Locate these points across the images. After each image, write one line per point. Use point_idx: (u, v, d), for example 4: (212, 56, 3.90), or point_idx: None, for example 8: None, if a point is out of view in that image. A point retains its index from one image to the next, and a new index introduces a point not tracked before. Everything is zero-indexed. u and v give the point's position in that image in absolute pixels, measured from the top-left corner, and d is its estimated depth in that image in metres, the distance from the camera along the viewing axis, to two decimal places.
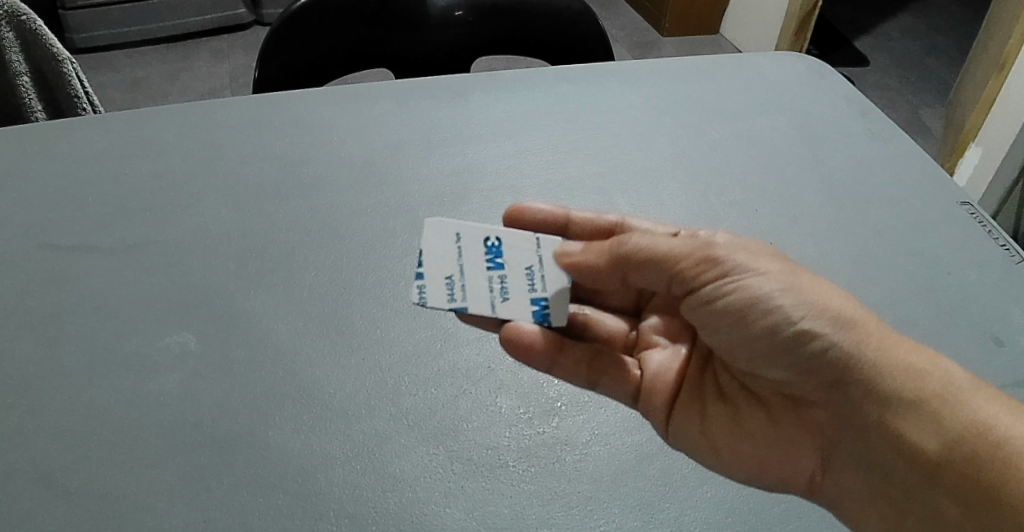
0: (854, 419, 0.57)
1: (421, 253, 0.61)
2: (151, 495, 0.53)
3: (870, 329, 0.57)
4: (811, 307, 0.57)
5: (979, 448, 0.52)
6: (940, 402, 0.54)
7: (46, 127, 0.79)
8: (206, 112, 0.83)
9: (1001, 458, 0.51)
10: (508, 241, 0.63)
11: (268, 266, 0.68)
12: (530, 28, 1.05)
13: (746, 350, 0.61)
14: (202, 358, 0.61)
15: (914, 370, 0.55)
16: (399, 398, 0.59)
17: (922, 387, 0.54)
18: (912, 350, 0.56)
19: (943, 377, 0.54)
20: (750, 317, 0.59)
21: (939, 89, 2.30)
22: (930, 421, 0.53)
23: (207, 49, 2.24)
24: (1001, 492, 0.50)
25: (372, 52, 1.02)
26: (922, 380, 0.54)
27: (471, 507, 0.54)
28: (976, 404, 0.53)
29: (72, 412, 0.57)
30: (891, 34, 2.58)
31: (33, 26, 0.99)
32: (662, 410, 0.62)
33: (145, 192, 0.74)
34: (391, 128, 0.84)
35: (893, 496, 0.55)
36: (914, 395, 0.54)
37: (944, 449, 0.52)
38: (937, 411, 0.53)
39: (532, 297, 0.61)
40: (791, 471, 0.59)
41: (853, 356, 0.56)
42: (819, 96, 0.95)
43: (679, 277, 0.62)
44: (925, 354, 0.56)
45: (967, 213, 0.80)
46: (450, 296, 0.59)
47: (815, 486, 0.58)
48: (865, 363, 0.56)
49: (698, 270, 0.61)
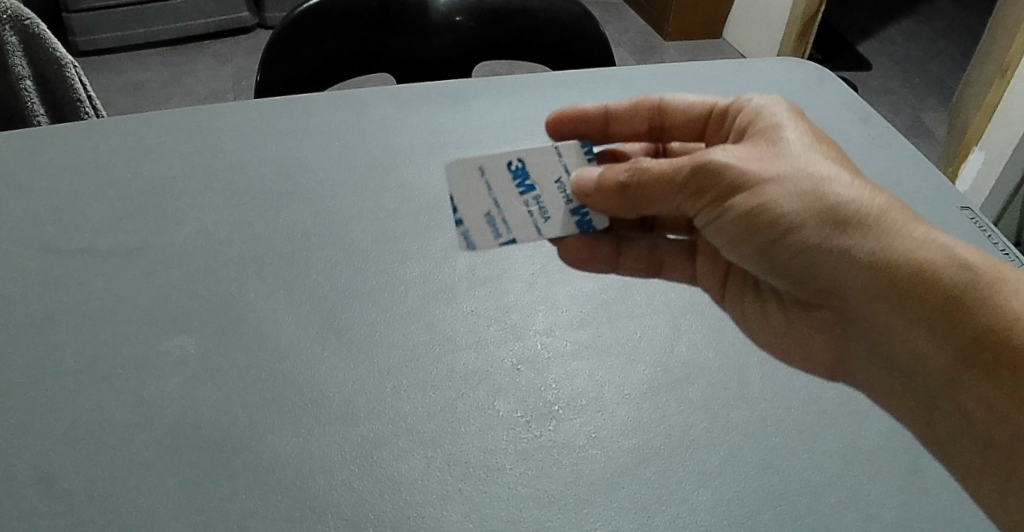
0: (864, 314, 0.60)
1: (454, 199, 0.64)
2: (150, 497, 0.54)
3: (873, 230, 0.58)
4: (808, 209, 0.59)
5: (992, 338, 0.54)
6: (949, 296, 0.56)
7: (49, 131, 0.80)
8: (208, 116, 0.84)
9: (1003, 349, 0.53)
10: (532, 158, 0.65)
11: (269, 270, 0.69)
12: (532, 33, 1.05)
13: (757, 257, 0.64)
14: (202, 361, 0.61)
15: (918, 254, 0.57)
16: (397, 402, 0.60)
17: (927, 275, 0.56)
18: (914, 243, 0.57)
19: (952, 267, 0.56)
20: (755, 228, 0.62)
21: (941, 93, 2.30)
22: (940, 318, 0.56)
23: (212, 53, 2.25)
24: (1005, 381, 0.53)
25: (374, 57, 1.03)
26: (929, 274, 0.56)
27: (468, 509, 0.54)
28: (987, 297, 0.55)
29: (72, 415, 0.57)
30: (894, 39, 2.58)
31: (37, 30, 1.00)
32: (715, 294, 0.71)
33: (147, 196, 0.75)
34: (392, 133, 0.85)
35: (914, 388, 0.59)
36: (921, 290, 0.56)
37: (954, 341, 0.55)
38: (942, 305, 0.56)
39: (569, 208, 0.67)
40: (814, 365, 0.65)
41: (856, 258, 0.58)
42: (820, 102, 0.96)
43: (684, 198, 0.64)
44: (928, 240, 0.58)
45: (967, 219, 0.81)
46: (495, 232, 0.65)
47: (839, 372, 0.64)
48: (864, 263, 0.58)
49: (698, 191, 0.63)
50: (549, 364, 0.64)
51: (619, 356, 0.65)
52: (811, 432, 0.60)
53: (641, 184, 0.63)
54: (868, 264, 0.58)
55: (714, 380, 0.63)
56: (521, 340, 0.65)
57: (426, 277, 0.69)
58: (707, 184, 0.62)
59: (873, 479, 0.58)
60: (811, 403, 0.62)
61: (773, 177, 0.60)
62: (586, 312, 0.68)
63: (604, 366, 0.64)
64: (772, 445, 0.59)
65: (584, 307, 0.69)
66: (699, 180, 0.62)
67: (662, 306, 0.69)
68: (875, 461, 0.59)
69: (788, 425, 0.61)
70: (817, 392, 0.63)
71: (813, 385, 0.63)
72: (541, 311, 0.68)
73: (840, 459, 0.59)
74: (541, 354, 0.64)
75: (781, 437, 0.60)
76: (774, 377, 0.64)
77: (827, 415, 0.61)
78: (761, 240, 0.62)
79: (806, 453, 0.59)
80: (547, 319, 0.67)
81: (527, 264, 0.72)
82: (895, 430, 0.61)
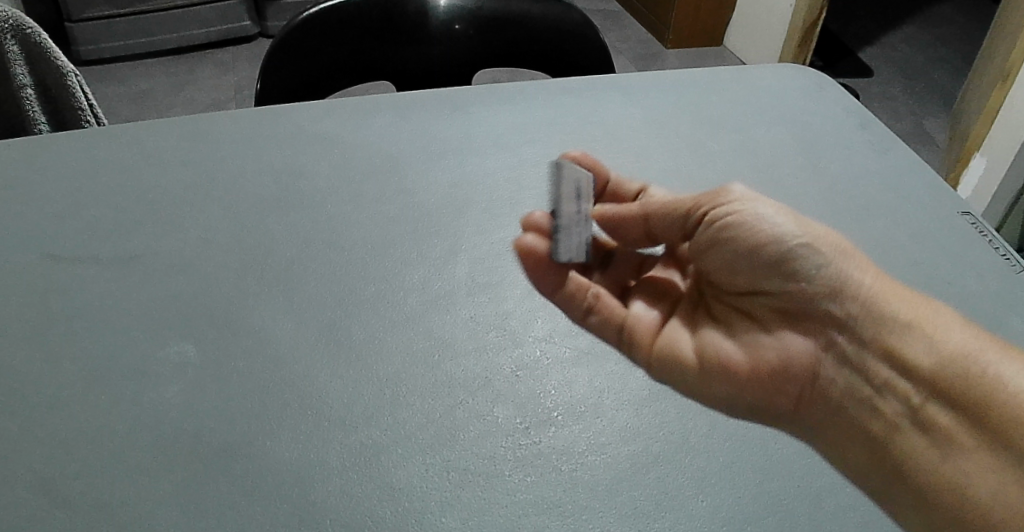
0: (856, 335, 0.61)
1: (552, 300, 0.66)
2: (147, 503, 0.53)
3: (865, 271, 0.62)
4: (819, 235, 0.63)
5: (969, 380, 0.57)
6: (932, 328, 0.60)
7: (50, 139, 0.80)
8: (209, 124, 0.84)
9: (987, 399, 0.56)
10: (531, 221, 0.67)
11: (269, 277, 0.69)
12: (532, 40, 1.06)
13: (751, 274, 0.66)
14: (201, 368, 0.61)
15: (902, 298, 0.62)
16: (396, 409, 0.60)
17: (914, 320, 0.60)
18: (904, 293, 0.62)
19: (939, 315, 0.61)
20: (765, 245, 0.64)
21: (942, 99, 2.30)
22: (926, 343, 0.59)
23: (214, 62, 2.26)
24: (986, 416, 0.55)
25: (374, 65, 1.03)
26: (913, 324, 0.60)
27: (467, 516, 0.54)
28: (976, 349, 0.58)
29: (71, 422, 0.57)
30: (894, 45, 2.58)
31: (38, 39, 1.01)
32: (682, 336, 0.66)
33: (147, 204, 0.75)
34: (392, 140, 0.85)
35: (872, 433, 0.58)
36: (909, 321, 0.60)
37: (941, 368, 0.58)
38: (933, 337, 0.59)
39: (576, 200, 0.67)
40: (771, 400, 0.62)
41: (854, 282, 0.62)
42: (820, 108, 0.96)
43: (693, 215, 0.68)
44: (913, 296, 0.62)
45: (968, 224, 0.81)
46: (580, 254, 0.66)
47: (795, 412, 0.61)
48: (865, 288, 0.61)
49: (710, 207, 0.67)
50: (548, 371, 0.64)
51: (619, 363, 0.65)
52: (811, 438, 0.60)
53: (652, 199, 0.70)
54: (869, 289, 0.62)
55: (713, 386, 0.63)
56: (520, 346, 0.65)
57: (424, 284, 0.69)
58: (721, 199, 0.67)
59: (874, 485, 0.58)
60: None
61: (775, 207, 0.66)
62: None
63: (604, 373, 0.64)
64: (773, 451, 0.59)
65: None
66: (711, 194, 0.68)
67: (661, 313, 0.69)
68: None
69: (788, 431, 0.60)
70: None
71: None
72: (540, 318, 0.68)
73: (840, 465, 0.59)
74: (540, 360, 0.64)
75: (781, 443, 0.60)
76: None
77: None
78: (767, 253, 0.64)
79: (806, 460, 0.59)
80: (546, 326, 0.67)
81: None
82: None
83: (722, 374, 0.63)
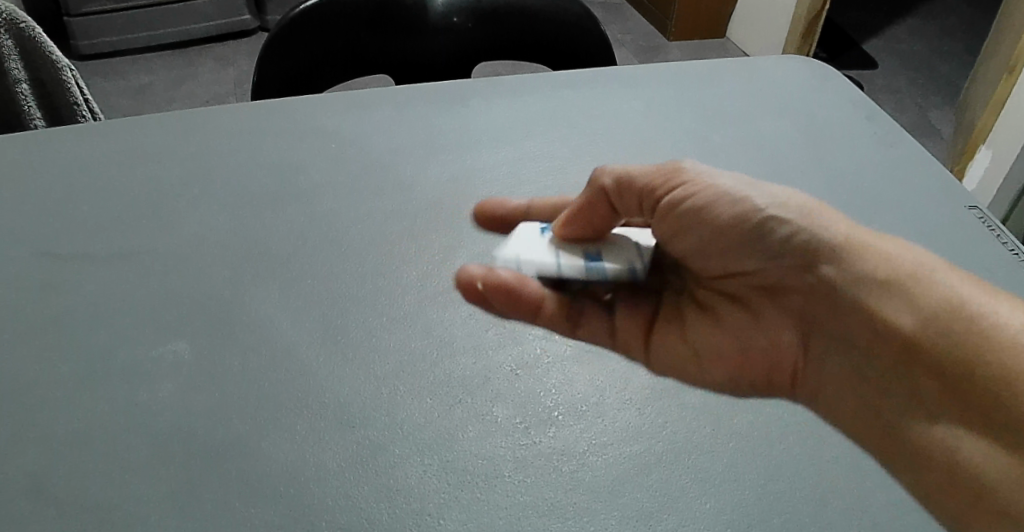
0: (837, 304, 0.57)
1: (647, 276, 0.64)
2: (140, 505, 0.52)
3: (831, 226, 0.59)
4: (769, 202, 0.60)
5: (960, 339, 0.51)
6: (913, 281, 0.54)
7: (44, 135, 0.79)
8: (206, 119, 0.83)
9: (979, 357, 0.50)
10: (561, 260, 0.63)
11: (264, 274, 0.68)
12: (532, 33, 1.04)
13: (716, 250, 0.64)
14: (196, 367, 0.60)
15: (872, 245, 0.57)
16: (394, 408, 0.58)
17: (890, 267, 0.55)
18: (879, 238, 0.57)
19: (915, 262, 0.55)
20: (722, 220, 0.62)
21: (948, 91, 2.28)
22: (905, 298, 0.54)
23: (214, 56, 2.25)
24: (979, 384, 0.50)
25: (372, 58, 1.02)
26: (891, 268, 0.55)
27: (465, 518, 0.53)
28: (964, 303, 0.52)
29: (65, 422, 0.56)
30: (899, 36, 2.56)
31: (32, 34, 1.00)
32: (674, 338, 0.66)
33: (142, 200, 0.74)
34: (391, 134, 0.84)
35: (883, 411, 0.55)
36: (883, 275, 0.55)
37: (921, 326, 0.53)
38: (912, 292, 0.54)
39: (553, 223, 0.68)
40: (767, 373, 0.61)
41: (823, 239, 0.58)
42: (824, 99, 0.94)
43: (652, 200, 0.65)
44: (890, 241, 0.57)
45: (975, 218, 0.79)
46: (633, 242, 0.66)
47: (797, 377, 0.60)
48: (833, 246, 0.58)
49: (665, 188, 0.64)
50: (548, 369, 0.63)
51: (620, 361, 0.64)
52: (816, 437, 0.59)
53: (616, 187, 0.65)
54: (839, 243, 0.58)
55: (717, 384, 0.62)
56: (521, 344, 0.64)
57: (423, 280, 0.68)
58: (674, 179, 0.64)
59: (881, 486, 0.57)
60: None
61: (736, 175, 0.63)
62: None
63: (605, 371, 0.63)
64: (777, 452, 0.58)
65: None
66: (664, 177, 0.64)
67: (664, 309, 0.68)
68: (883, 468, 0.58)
69: (793, 431, 0.59)
70: None
71: None
72: None
73: (847, 466, 0.57)
74: (541, 358, 0.63)
75: (786, 443, 0.59)
76: None
77: None
78: (730, 227, 0.62)
79: (811, 460, 0.58)
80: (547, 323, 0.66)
81: None
82: None
83: (709, 372, 0.63)
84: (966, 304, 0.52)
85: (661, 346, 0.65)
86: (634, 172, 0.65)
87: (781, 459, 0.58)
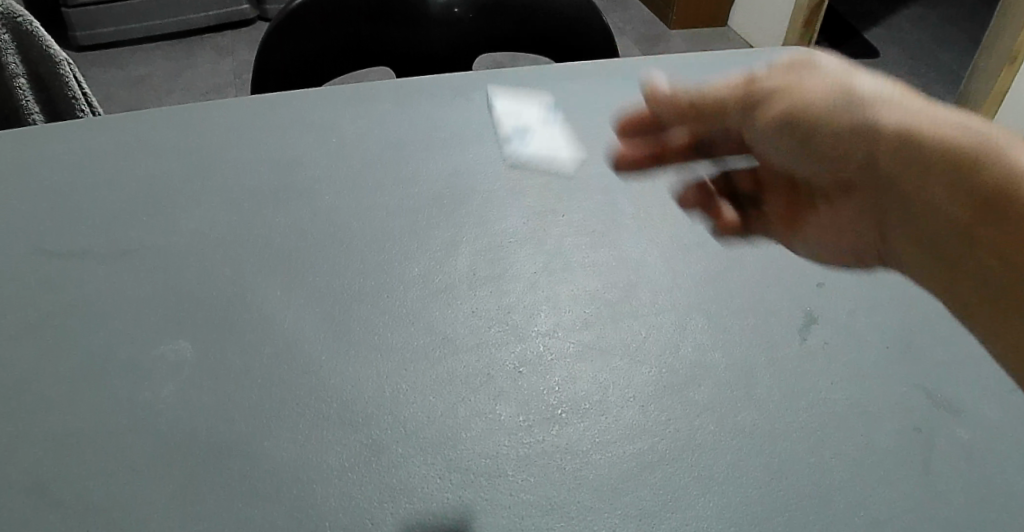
0: (902, 183, 0.65)
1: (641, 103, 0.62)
2: (143, 506, 0.52)
3: (885, 116, 0.67)
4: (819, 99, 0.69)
5: (994, 184, 0.60)
6: (971, 154, 0.62)
7: (43, 132, 0.79)
8: (205, 114, 0.83)
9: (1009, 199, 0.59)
10: None
11: (266, 271, 0.68)
12: (532, 24, 1.04)
13: (800, 152, 0.71)
14: (198, 365, 0.60)
15: (924, 129, 0.65)
16: (396, 407, 0.58)
17: (942, 143, 0.63)
18: (926, 118, 0.65)
19: (969, 132, 0.63)
20: (797, 124, 0.70)
21: (950, 80, 2.27)
22: (951, 179, 0.62)
23: (213, 46, 2.23)
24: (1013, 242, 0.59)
25: (372, 50, 1.01)
26: (931, 145, 0.63)
27: (468, 517, 0.53)
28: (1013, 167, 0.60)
29: (66, 422, 0.56)
30: (901, 25, 2.55)
31: (29, 28, 1.01)
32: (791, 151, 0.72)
33: (141, 196, 0.73)
34: (392, 128, 0.83)
35: (948, 272, 0.64)
36: (936, 147, 0.63)
37: (969, 196, 0.61)
38: (970, 165, 0.62)
39: None
40: (858, 236, 0.70)
41: (870, 128, 0.66)
42: None
43: (737, 110, 0.73)
44: (947, 115, 0.65)
45: None
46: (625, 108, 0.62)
47: (882, 254, 0.70)
48: (890, 129, 0.66)
49: (744, 104, 0.73)
50: (552, 366, 0.62)
51: (623, 358, 0.63)
52: (819, 435, 0.59)
53: (696, 101, 0.75)
54: (897, 131, 0.65)
55: (720, 382, 0.62)
56: (523, 341, 0.64)
57: (424, 277, 0.68)
58: (750, 95, 0.72)
59: (884, 484, 0.56)
60: (819, 404, 0.61)
61: (774, 78, 0.71)
62: (589, 313, 0.67)
63: (608, 368, 0.63)
64: (780, 450, 0.58)
65: (587, 307, 0.67)
66: (743, 94, 0.73)
67: (668, 305, 0.68)
68: (886, 466, 0.57)
69: (797, 429, 0.59)
70: (826, 394, 0.62)
71: (822, 387, 0.62)
72: (543, 311, 0.67)
73: (850, 464, 0.57)
74: (543, 355, 0.63)
75: (789, 441, 0.58)
76: (781, 379, 0.62)
77: (836, 419, 0.60)
78: (798, 130, 0.70)
79: (814, 457, 0.58)
80: (549, 320, 0.66)
81: (529, 263, 0.70)
82: (905, 434, 0.59)
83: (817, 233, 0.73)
84: (1010, 171, 0.60)
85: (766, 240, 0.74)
86: (712, 92, 0.74)
87: (784, 456, 0.58)
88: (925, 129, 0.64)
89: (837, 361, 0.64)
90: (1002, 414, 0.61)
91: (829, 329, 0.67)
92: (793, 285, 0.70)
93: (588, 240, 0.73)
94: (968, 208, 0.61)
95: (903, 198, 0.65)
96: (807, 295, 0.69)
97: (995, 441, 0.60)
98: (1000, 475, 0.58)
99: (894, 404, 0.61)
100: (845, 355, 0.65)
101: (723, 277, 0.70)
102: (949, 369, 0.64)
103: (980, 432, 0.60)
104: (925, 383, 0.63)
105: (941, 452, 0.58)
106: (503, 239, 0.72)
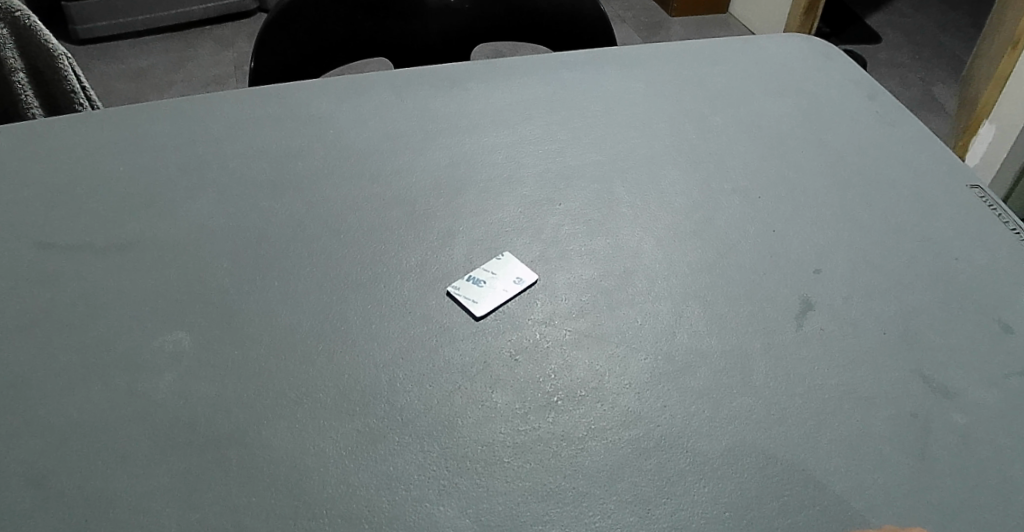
0: (937, 340, 0.65)
1: None
2: (142, 495, 0.53)
3: (918, 293, 0.69)
4: (990, 274, 0.71)
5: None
6: (999, 342, 0.66)
7: (41, 127, 0.79)
8: (202, 108, 0.83)
9: None
10: None
11: (262, 263, 0.68)
12: (528, 13, 1.04)
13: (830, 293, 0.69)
14: (195, 357, 0.61)
15: (962, 308, 0.68)
16: (393, 396, 0.59)
17: (987, 330, 0.66)
18: (961, 302, 0.69)
19: (993, 320, 0.67)
20: (901, 277, 0.70)
21: (952, 65, 2.25)
22: (997, 352, 0.65)
23: (213, 38, 2.24)
24: None
25: (368, 40, 1.01)
26: (971, 325, 0.67)
27: (464, 504, 0.53)
28: None
29: (65, 414, 0.57)
30: (902, 10, 2.54)
31: (27, 22, 1.02)
32: None
33: (138, 189, 0.74)
34: (389, 119, 0.83)
35: (962, 364, 0.64)
36: (969, 335, 0.66)
37: (1010, 366, 0.64)
38: (999, 351, 0.65)
39: None
40: None
41: (970, 304, 0.68)
42: (825, 79, 0.94)
43: (882, 247, 0.73)
44: (972, 302, 0.69)
45: (977, 197, 0.79)
46: None
47: (887, 280, 0.70)
48: (921, 313, 0.67)
49: (879, 244, 0.73)
50: (547, 354, 0.63)
51: (619, 346, 0.64)
52: (815, 421, 0.59)
53: None
54: (930, 307, 0.68)
55: (715, 369, 0.62)
56: (520, 330, 0.64)
57: (422, 267, 0.68)
58: None
59: (879, 470, 0.57)
60: (814, 391, 0.61)
61: (1006, 259, 0.73)
62: (586, 302, 0.67)
63: (604, 356, 0.63)
64: (776, 436, 0.58)
65: (583, 295, 0.68)
66: None
67: (663, 293, 0.68)
68: (880, 451, 0.58)
69: (792, 415, 0.59)
70: (821, 381, 0.62)
71: (817, 372, 0.62)
72: (540, 300, 0.67)
73: (845, 450, 0.58)
74: (539, 343, 0.64)
75: (784, 427, 0.59)
76: (776, 365, 0.63)
77: (830, 404, 0.60)
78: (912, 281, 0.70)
79: (808, 443, 0.58)
80: (546, 309, 0.66)
81: (526, 252, 0.71)
82: (900, 420, 0.60)
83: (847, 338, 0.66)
84: None
85: (821, 347, 0.64)
86: None
87: (779, 442, 0.58)
88: (960, 307, 0.68)
89: (832, 346, 0.64)
90: (997, 399, 0.61)
91: (825, 315, 0.67)
92: (789, 272, 0.70)
93: (585, 229, 0.73)
94: (1008, 371, 0.63)
95: (935, 340, 0.65)
96: (804, 283, 0.69)
97: (989, 426, 0.60)
98: (994, 460, 0.58)
99: (890, 389, 0.62)
100: (841, 341, 0.65)
101: (718, 265, 0.70)
102: (944, 353, 0.64)
103: (975, 417, 0.60)
104: (920, 369, 0.63)
105: (935, 438, 0.59)
106: (499, 228, 0.73)
